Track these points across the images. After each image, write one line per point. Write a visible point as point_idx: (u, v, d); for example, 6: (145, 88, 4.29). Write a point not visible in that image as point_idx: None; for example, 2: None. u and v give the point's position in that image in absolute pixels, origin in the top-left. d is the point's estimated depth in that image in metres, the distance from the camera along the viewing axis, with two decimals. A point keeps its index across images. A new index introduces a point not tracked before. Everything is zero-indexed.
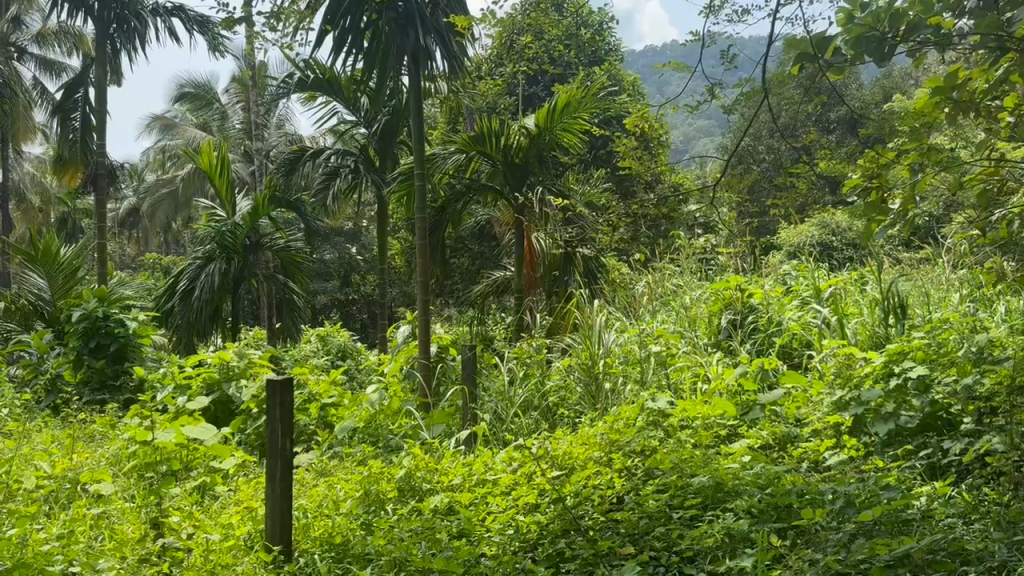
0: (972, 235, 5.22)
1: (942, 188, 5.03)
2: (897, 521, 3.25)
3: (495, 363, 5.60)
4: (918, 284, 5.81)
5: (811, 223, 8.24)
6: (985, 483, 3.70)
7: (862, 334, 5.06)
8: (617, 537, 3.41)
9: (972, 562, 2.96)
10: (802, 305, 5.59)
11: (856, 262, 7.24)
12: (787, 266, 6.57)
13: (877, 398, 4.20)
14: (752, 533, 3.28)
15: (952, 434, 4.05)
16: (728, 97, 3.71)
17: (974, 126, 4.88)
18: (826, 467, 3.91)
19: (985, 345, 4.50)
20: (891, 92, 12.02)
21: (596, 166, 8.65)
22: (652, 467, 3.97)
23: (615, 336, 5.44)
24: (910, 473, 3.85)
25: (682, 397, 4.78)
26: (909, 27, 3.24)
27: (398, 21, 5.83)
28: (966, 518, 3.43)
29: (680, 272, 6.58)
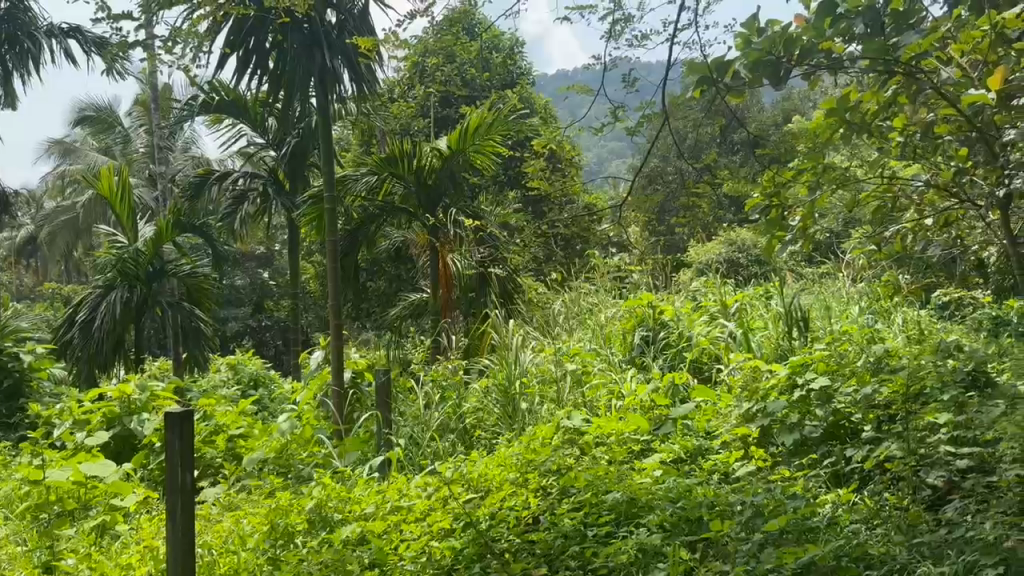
0: (868, 249, 5.47)
1: (838, 205, 5.26)
2: (804, 528, 3.36)
3: (411, 386, 5.55)
4: (820, 297, 6.03)
5: (718, 240, 8.51)
6: (885, 488, 3.86)
7: (767, 347, 5.23)
8: (533, 559, 3.40)
9: (875, 566, 3.13)
10: (711, 320, 5.73)
11: (761, 277, 7.49)
12: (696, 282, 6.74)
13: (782, 409, 4.31)
14: (664, 547, 3.32)
15: (854, 442, 4.20)
16: (631, 119, 3.82)
17: (866, 145, 5.12)
18: (736, 478, 3.98)
19: (882, 355, 4.72)
20: (791, 112, 12.58)
21: (510, 186, 8.72)
22: (567, 485, 3.96)
23: (532, 356, 5.48)
24: (816, 481, 3.96)
25: (597, 414, 4.83)
26: (802, 51, 3.52)
27: (303, 43, 5.76)
28: (870, 523, 3.57)
29: (596, 291, 6.70)
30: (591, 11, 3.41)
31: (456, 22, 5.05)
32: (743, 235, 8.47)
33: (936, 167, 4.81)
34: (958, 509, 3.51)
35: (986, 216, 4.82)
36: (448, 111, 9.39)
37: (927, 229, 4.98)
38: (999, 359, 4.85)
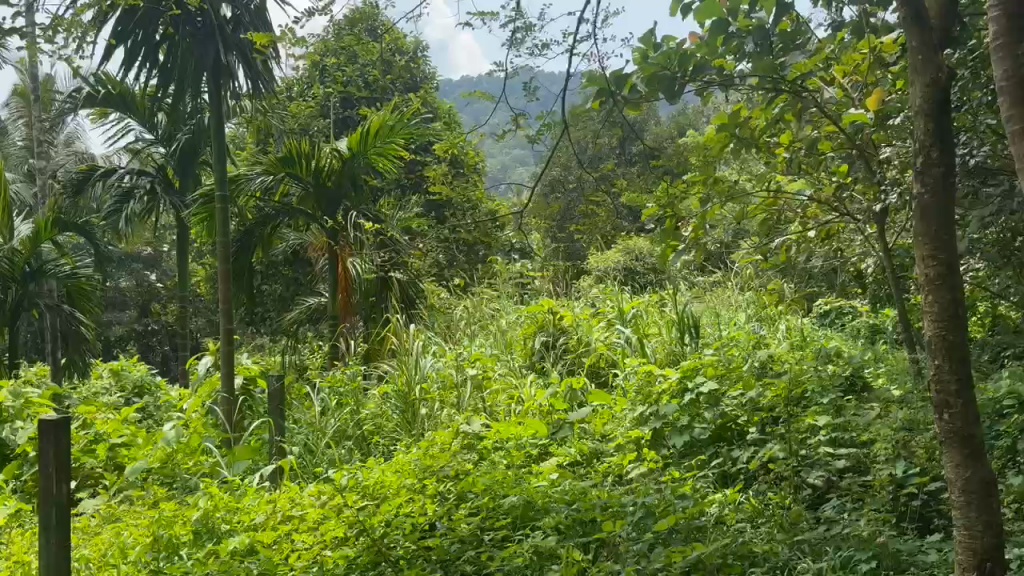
0: (755, 259, 5.72)
1: (729, 216, 5.47)
2: (692, 528, 3.48)
3: (307, 393, 5.43)
4: (710, 305, 6.26)
5: (617, 248, 8.71)
6: (769, 488, 4.04)
7: (660, 351, 5.40)
8: (428, 566, 3.38)
9: (757, 563, 3.30)
10: (608, 326, 5.87)
11: (656, 285, 7.70)
12: (595, 290, 6.87)
13: (673, 411, 4.46)
14: (558, 548, 3.38)
15: (740, 444, 4.38)
16: (531, 127, 3.81)
17: (755, 159, 5.35)
18: (628, 480, 4.06)
19: (767, 360, 4.96)
20: (684, 126, 13.02)
21: (412, 191, 8.66)
22: (465, 490, 3.93)
23: (432, 361, 5.44)
24: (704, 482, 4.10)
25: (496, 419, 4.86)
26: (697, 67, 3.77)
27: (195, 35, 5.61)
28: (754, 521, 3.72)
29: (498, 297, 6.76)
30: (494, 19, 3.23)
31: (357, 21, 4.98)
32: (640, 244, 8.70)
33: (820, 182, 5.08)
34: (835, 507, 3.75)
35: (863, 229, 5.12)
36: (348, 113, 9.26)
37: (811, 241, 5.25)
38: (873, 364, 5.16)
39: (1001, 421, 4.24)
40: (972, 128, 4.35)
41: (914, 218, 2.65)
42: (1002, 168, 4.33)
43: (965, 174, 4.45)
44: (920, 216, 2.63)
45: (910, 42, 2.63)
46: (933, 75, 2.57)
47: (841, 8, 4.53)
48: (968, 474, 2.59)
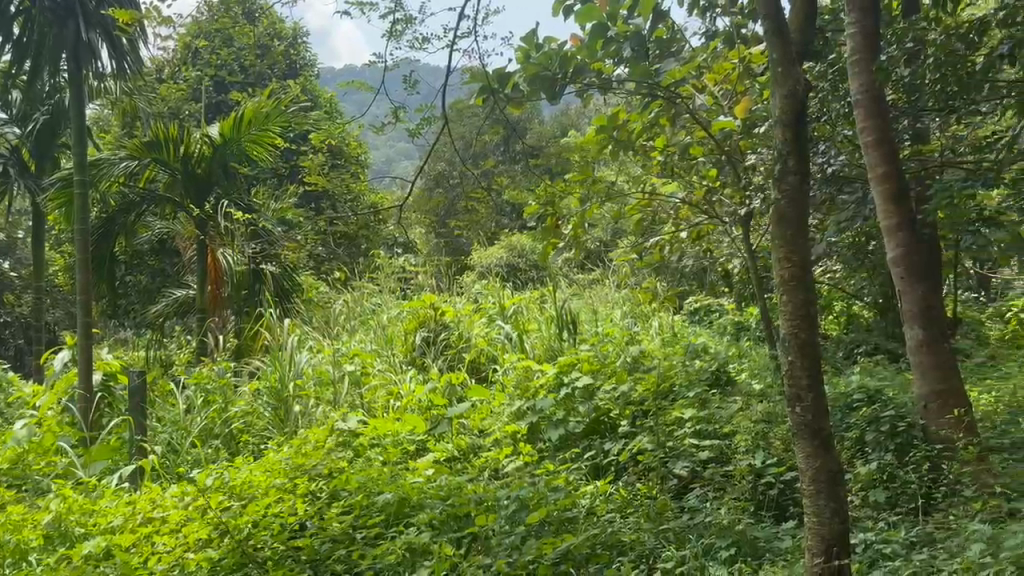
0: (632, 258, 5.90)
1: (606, 215, 5.61)
2: (564, 519, 3.56)
3: (172, 390, 5.20)
4: (588, 302, 6.41)
5: (500, 244, 8.79)
6: (638, 479, 4.17)
7: (539, 347, 5.49)
8: (296, 565, 3.33)
9: (626, 552, 3.44)
10: (489, 322, 5.91)
11: (537, 282, 7.82)
12: (477, 285, 6.91)
13: (550, 405, 4.54)
14: (431, 544, 3.40)
15: (613, 436, 4.52)
16: (410, 121, 3.75)
17: (633, 162, 5.51)
18: (504, 474, 4.08)
19: (639, 356, 5.14)
20: (568, 124, 13.23)
21: (292, 180, 8.44)
22: (337, 488, 3.83)
23: (309, 356, 5.33)
24: (577, 474, 4.18)
25: (374, 415, 4.81)
26: (576, 69, 3.93)
27: (54, 10, 5.29)
28: (623, 512, 3.85)
29: (379, 291, 6.70)
30: (373, 9, 3.21)
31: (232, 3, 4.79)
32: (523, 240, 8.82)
33: (692, 185, 5.28)
34: (698, 497, 3.93)
35: (731, 231, 5.36)
36: (222, 97, 8.90)
37: (682, 241, 5.47)
38: (737, 360, 5.42)
39: (851, 413, 4.53)
40: (830, 138, 4.64)
41: (774, 222, 2.81)
42: (856, 176, 4.62)
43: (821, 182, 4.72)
44: (777, 220, 2.78)
45: (771, 55, 2.79)
46: (792, 87, 2.73)
47: (715, 18, 4.73)
48: (817, 464, 2.77)
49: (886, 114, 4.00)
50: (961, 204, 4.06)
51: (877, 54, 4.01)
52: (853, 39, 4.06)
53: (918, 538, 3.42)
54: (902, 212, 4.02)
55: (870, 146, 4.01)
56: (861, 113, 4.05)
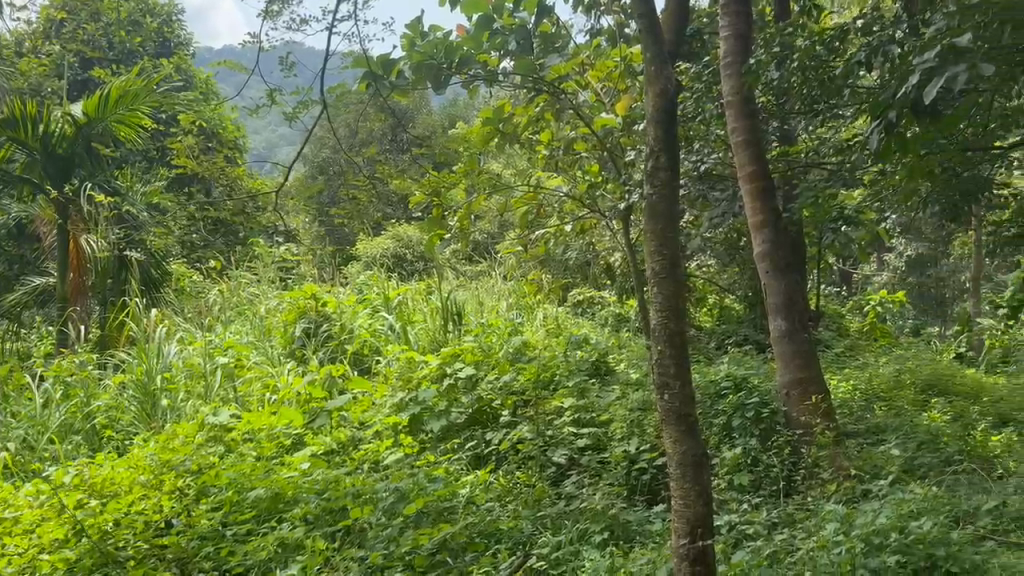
0: (517, 250, 5.96)
1: (492, 208, 5.64)
2: (442, 509, 3.57)
3: (27, 383, 4.88)
4: (473, 293, 6.44)
5: (387, 234, 8.71)
6: (517, 467, 4.20)
7: (424, 339, 5.50)
8: (160, 565, 3.23)
9: (504, 540, 3.47)
10: (372, 313, 5.86)
11: (424, 274, 7.80)
12: (362, 276, 6.82)
13: (432, 396, 4.49)
14: (306, 539, 3.35)
15: (494, 426, 4.54)
16: (287, 105, 3.55)
17: (518, 155, 5.55)
18: (383, 466, 4.01)
19: (520, 347, 5.20)
20: (457, 115, 13.16)
21: (167, 164, 8.07)
22: (206, 484, 3.71)
23: (178, 348, 5.14)
24: (458, 464, 4.16)
25: (249, 409, 4.69)
26: (462, 59, 3.94)
27: None
28: (502, 500, 3.87)
29: (257, 282, 6.57)
30: None
31: None
32: (409, 231, 8.79)
33: (575, 179, 5.39)
34: (575, 484, 4.02)
35: (611, 225, 5.50)
36: (88, 74, 8.42)
37: (566, 234, 5.56)
38: (616, 352, 5.59)
39: (719, 400, 4.73)
40: (704, 138, 4.81)
41: (645, 215, 2.89)
42: (728, 174, 4.84)
43: (694, 179, 4.90)
44: (649, 214, 2.87)
45: (644, 52, 2.86)
46: (662, 85, 2.82)
47: (598, 16, 4.83)
48: (683, 449, 2.86)
49: (754, 116, 4.18)
50: (824, 204, 4.34)
51: (747, 57, 4.20)
52: (726, 43, 4.25)
53: (780, 519, 3.60)
54: (767, 210, 4.22)
55: (740, 145, 4.20)
56: (732, 113, 4.24)
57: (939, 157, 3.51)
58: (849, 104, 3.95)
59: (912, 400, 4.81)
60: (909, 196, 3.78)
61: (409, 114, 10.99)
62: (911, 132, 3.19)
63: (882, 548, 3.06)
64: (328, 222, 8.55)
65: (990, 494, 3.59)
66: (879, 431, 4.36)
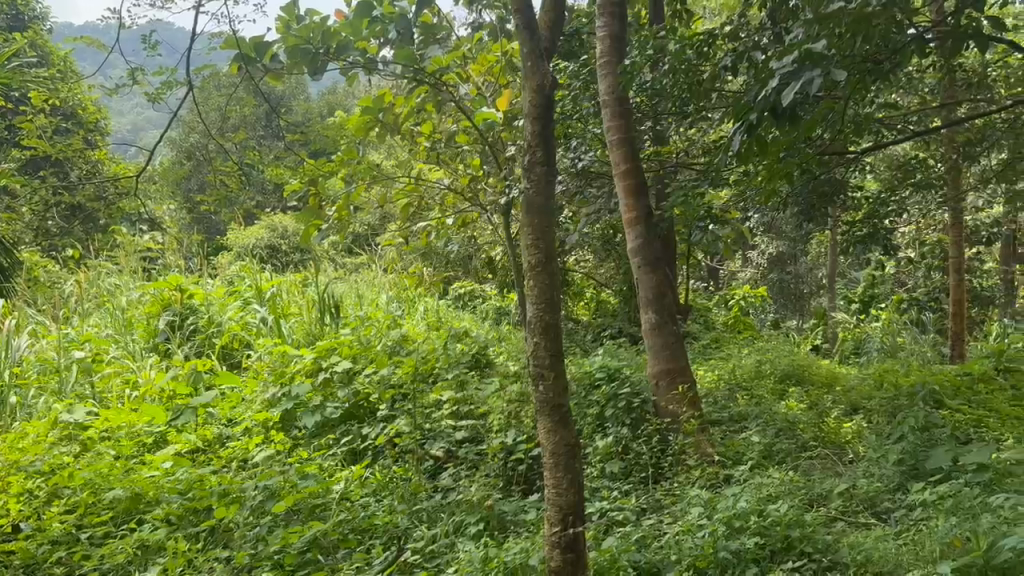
0: (398, 242, 5.90)
1: (372, 198, 5.55)
2: (314, 506, 3.50)
3: None
4: (352, 285, 6.33)
5: (260, 224, 8.46)
6: (394, 462, 4.14)
7: (298, 332, 5.37)
8: (5, 572, 3.01)
9: (379, 536, 3.42)
10: (243, 305, 5.65)
11: (299, 265, 7.60)
12: (233, 267, 6.57)
13: (305, 392, 4.38)
14: (168, 540, 3.21)
15: (371, 420, 4.46)
16: (150, 85, 3.38)
17: (399, 146, 5.48)
18: (253, 463, 3.87)
19: (399, 340, 5.14)
20: (336, 103, 12.89)
21: (17, 144, 7.51)
22: (58, 485, 3.49)
23: (28, 342, 4.79)
24: (333, 460, 4.06)
25: (107, 406, 4.44)
26: (340, 46, 3.85)
27: None
28: (378, 495, 3.79)
29: (118, 272, 6.20)
30: None
31: None
32: (284, 222, 8.56)
33: (457, 172, 5.37)
34: (451, 476, 4.02)
35: (492, 219, 5.51)
36: None
37: (448, 227, 5.53)
38: (496, 345, 5.65)
39: (593, 391, 4.83)
40: (582, 135, 4.89)
41: (522, 209, 2.92)
42: (604, 172, 4.96)
43: (572, 175, 5.00)
44: (525, 208, 2.89)
45: (521, 47, 2.88)
46: (539, 81, 2.85)
47: (480, 10, 4.84)
48: (557, 439, 2.90)
49: (629, 115, 4.30)
50: (694, 203, 4.51)
51: (623, 57, 4.31)
52: (602, 43, 4.34)
53: (648, 504, 3.73)
54: (640, 207, 4.36)
55: (615, 144, 4.31)
56: (607, 112, 4.35)
57: (796, 159, 3.73)
58: (716, 107, 4.12)
59: (773, 389, 5.08)
60: (770, 197, 3.99)
61: (284, 100, 10.68)
62: (771, 134, 3.37)
63: (742, 530, 3.22)
64: (197, 210, 8.20)
65: (841, 477, 3.88)
66: (741, 418, 4.60)
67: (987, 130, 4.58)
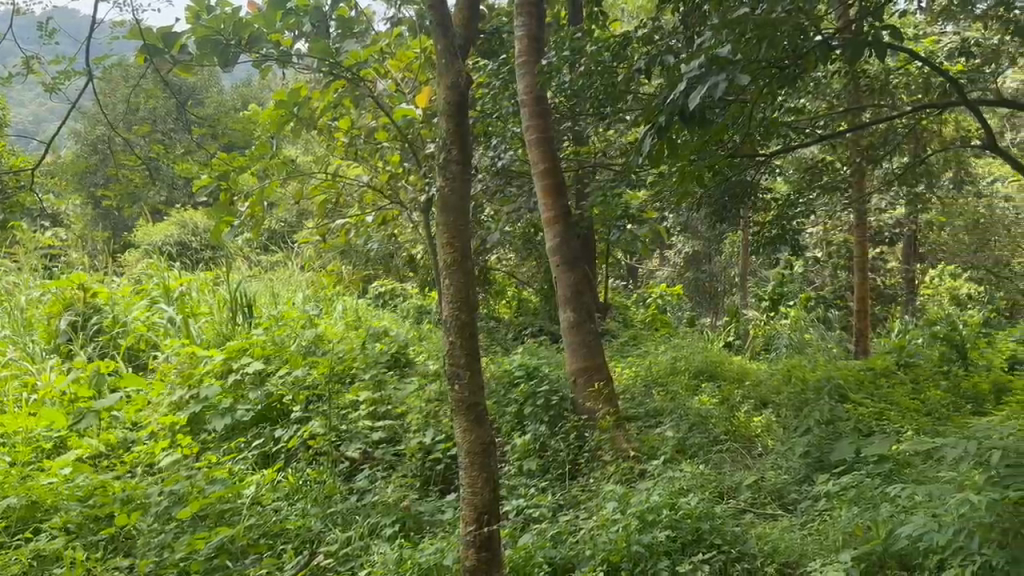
0: (314, 240, 5.81)
1: (288, 194, 5.44)
2: (221, 512, 3.37)
3: None
4: (267, 284, 6.22)
5: (170, 221, 8.22)
6: (308, 464, 4.08)
7: (207, 332, 5.23)
8: None
9: (291, 540, 3.36)
10: (150, 305, 5.46)
11: (211, 262, 7.41)
12: (141, 264, 6.36)
13: (215, 394, 4.26)
14: (66, 550, 3.08)
15: (284, 422, 4.38)
16: (47, 75, 3.14)
17: (315, 142, 5.39)
18: (158, 468, 3.74)
19: (313, 340, 5.07)
20: (250, 96, 12.63)
21: None
22: None
23: None
24: (244, 464, 3.96)
25: (2, 411, 4.23)
26: (251, 37, 3.67)
27: None
28: (291, 498, 3.72)
29: (16, 269, 5.92)
30: None
31: None
32: (196, 219, 8.33)
33: (376, 169, 5.32)
34: (367, 477, 3.97)
35: (412, 217, 5.48)
36: None
37: (367, 225, 5.48)
38: (416, 344, 5.62)
39: (512, 388, 4.85)
40: (502, 134, 4.91)
41: (437, 207, 2.89)
42: (524, 171, 5.00)
43: (492, 174, 5.01)
44: (440, 206, 2.86)
45: (435, 44, 2.85)
46: (454, 78, 2.82)
47: (400, 6, 4.80)
48: (472, 437, 2.89)
49: (547, 114, 4.33)
50: (611, 203, 4.57)
51: (541, 57, 4.33)
52: (520, 42, 4.35)
53: (565, 500, 3.76)
54: (559, 206, 4.40)
55: (533, 142, 4.34)
56: (526, 111, 4.36)
57: (707, 161, 3.82)
58: (632, 109, 4.18)
59: (687, 385, 5.20)
60: (683, 197, 4.07)
61: (196, 92, 10.41)
62: (681, 136, 3.44)
63: (655, 523, 3.24)
64: (102, 205, 7.91)
65: (750, 469, 3.99)
66: (657, 414, 4.68)
67: (888, 135, 4.78)
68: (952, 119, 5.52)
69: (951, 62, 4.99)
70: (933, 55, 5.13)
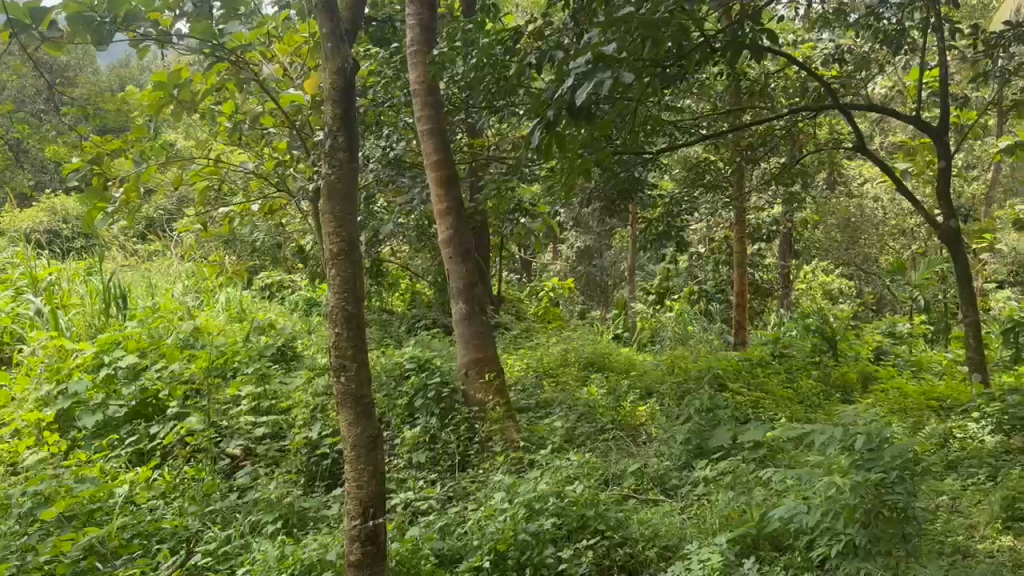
0: (195, 229, 5.62)
1: (167, 181, 5.24)
2: (91, 512, 3.23)
3: None
4: (144, 275, 5.98)
5: (38, 207, 7.78)
6: (185, 462, 3.94)
7: (77, 325, 4.98)
8: None
9: (166, 540, 3.24)
10: (15, 296, 5.15)
11: (83, 251, 7.08)
12: (6, 253, 6.00)
13: (84, 390, 4.07)
14: None
15: (160, 418, 4.22)
16: None
17: (196, 127, 5.21)
18: (22, 468, 3.54)
19: (192, 332, 4.91)
20: (127, 77, 12.12)
21: None
22: None
23: None
24: (117, 462, 3.80)
25: None
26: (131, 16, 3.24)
27: None
28: (167, 497, 3.60)
29: None
30: None
31: None
32: (67, 204, 7.92)
33: (262, 157, 5.18)
34: (249, 474, 3.88)
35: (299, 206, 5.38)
36: None
37: (251, 214, 5.33)
38: (303, 337, 5.52)
39: (403, 381, 4.82)
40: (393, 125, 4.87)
41: (322, 196, 2.81)
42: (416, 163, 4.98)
43: (383, 165, 4.97)
44: (327, 195, 2.79)
45: (320, 27, 2.76)
46: (340, 64, 2.75)
47: None
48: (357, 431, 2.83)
49: (438, 105, 4.31)
50: (504, 196, 4.61)
51: (432, 47, 4.30)
52: (412, 31, 4.31)
53: (454, 492, 3.77)
54: (451, 198, 4.40)
55: (425, 133, 4.33)
56: (418, 102, 4.34)
57: (595, 158, 3.90)
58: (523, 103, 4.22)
59: (575, 376, 5.31)
60: (571, 192, 4.14)
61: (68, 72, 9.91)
62: (568, 132, 3.49)
63: (542, 511, 3.29)
64: None
65: (635, 457, 4.12)
66: (546, 405, 4.77)
67: (766, 136, 4.99)
68: (825, 121, 5.82)
69: (825, 67, 5.26)
70: (809, 60, 5.39)
